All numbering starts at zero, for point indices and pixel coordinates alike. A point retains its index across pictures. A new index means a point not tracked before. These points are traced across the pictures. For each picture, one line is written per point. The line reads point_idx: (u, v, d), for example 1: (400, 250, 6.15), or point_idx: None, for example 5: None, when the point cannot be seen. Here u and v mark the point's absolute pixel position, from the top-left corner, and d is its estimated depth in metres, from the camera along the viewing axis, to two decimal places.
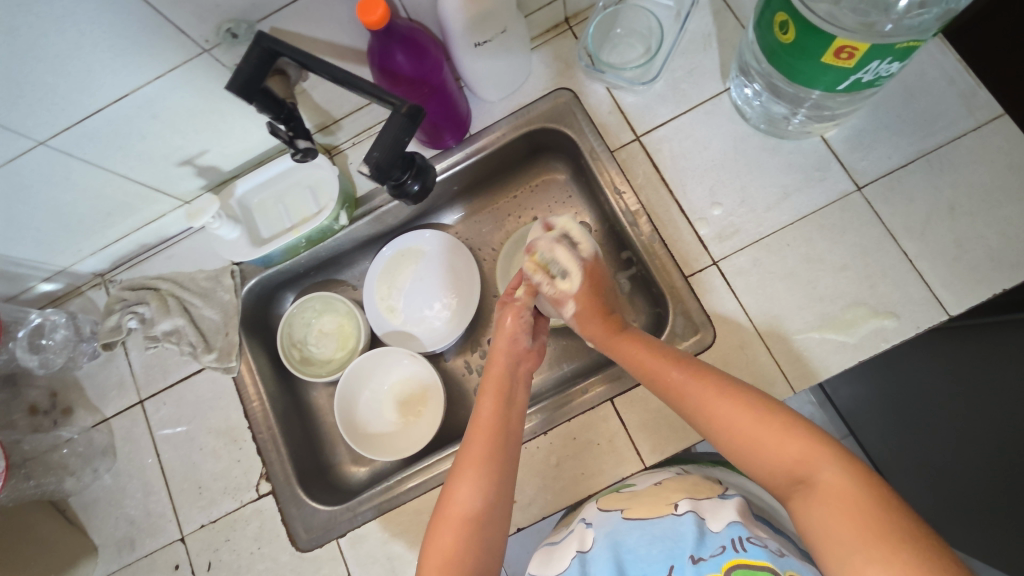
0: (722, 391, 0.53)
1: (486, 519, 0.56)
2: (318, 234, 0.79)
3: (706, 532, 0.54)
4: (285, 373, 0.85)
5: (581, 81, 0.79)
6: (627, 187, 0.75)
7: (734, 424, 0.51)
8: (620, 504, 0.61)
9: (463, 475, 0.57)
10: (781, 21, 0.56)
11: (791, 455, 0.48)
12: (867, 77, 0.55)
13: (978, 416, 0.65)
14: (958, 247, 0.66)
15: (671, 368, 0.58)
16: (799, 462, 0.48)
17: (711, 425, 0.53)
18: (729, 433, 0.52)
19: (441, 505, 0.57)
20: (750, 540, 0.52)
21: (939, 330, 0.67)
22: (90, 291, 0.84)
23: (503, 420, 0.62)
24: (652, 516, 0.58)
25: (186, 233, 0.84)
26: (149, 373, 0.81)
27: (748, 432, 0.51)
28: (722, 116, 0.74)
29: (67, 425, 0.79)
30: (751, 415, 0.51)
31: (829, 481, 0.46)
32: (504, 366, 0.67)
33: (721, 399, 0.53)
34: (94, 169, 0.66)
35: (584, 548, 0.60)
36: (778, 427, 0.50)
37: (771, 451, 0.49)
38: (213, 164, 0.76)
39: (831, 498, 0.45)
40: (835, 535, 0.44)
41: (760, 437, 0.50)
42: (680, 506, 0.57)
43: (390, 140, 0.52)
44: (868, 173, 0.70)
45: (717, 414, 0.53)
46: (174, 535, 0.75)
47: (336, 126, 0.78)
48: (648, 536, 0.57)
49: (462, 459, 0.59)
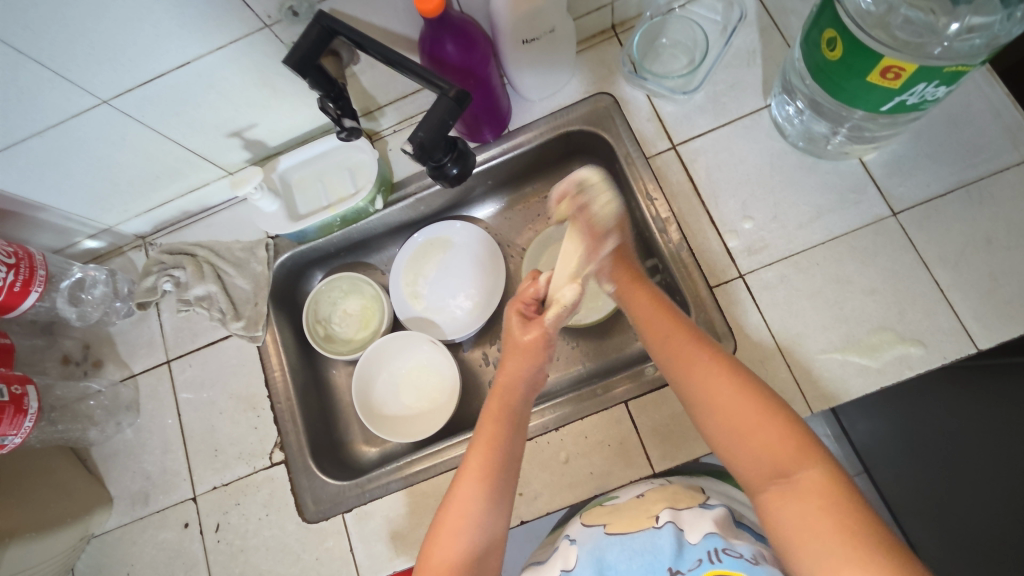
0: (726, 379, 0.53)
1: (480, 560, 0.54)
2: (353, 214, 0.81)
3: (684, 543, 0.54)
4: (307, 348, 0.87)
5: (622, 87, 0.80)
6: (659, 194, 0.75)
7: (736, 414, 0.51)
8: (602, 518, 0.60)
9: (452, 515, 0.55)
10: (829, 37, 0.56)
11: (779, 449, 0.48)
12: (912, 100, 0.55)
13: (981, 455, 0.62)
14: (994, 279, 0.65)
15: (681, 349, 0.57)
16: (784, 460, 0.48)
17: (710, 410, 0.53)
18: (725, 423, 0.52)
19: (430, 542, 0.55)
20: (726, 551, 0.51)
21: (948, 372, 0.66)
22: (131, 252, 0.88)
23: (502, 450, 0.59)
24: (632, 531, 0.57)
25: (227, 204, 0.87)
26: (178, 335, 0.84)
27: (746, 426, 0.50)
28: (761, 132, 0.75)
29: (96, 377, 0.82)
30: (750, 405, 0.51)
31: (810, 480, 0.46)
32: (513, 391, 0.63)
33: (722, 388, 0.53)
34: (148, 132, 0.69)
35: (567, 566, 0.58)
36: (778, 422, 0.49)
37: (757, 448, 0.49)
38: (260, 138, 0.78)
39: (806, 494, 0.46)
40: (810, 530, 0.44)
41: (751, 430, 0.50)
42: (660, 518, 0.57)
43: (437, 121, 0.54)
44: (905, 200, 0.69)
45: (719, 402, 0.52)
46: (187, 494, 0.77)
47: (380, 113, 0.80)
48: (627, 551, 0.56)
49: (455, 493, 0.57)
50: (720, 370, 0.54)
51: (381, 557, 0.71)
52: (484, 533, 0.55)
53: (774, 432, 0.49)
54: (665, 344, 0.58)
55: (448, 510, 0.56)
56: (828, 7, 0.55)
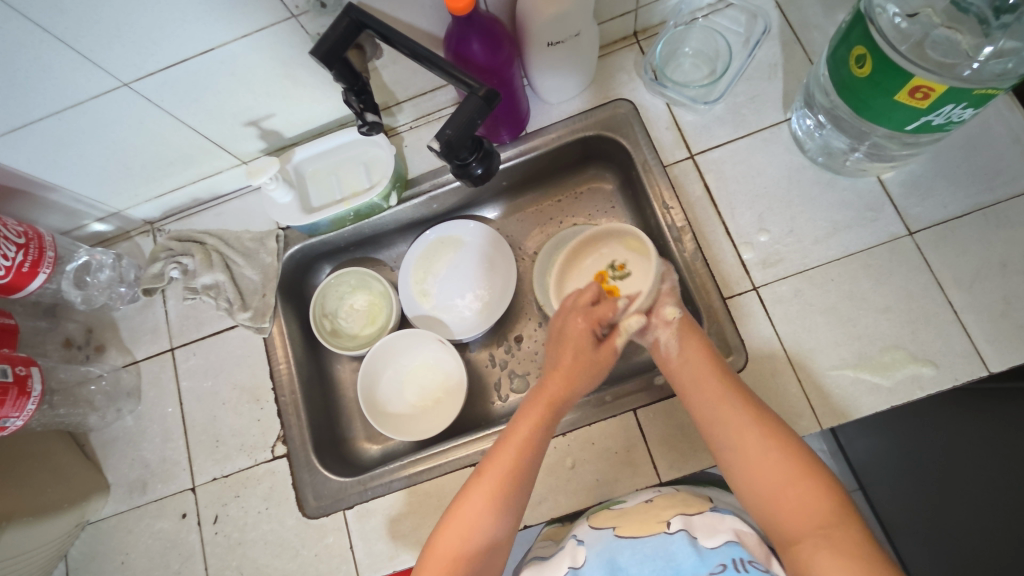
0: (764, 436, 0.54)
1: (487, 554, 0.55)
2: (367, 209, 0.80)
3: (702, 550, 0.53)
4: (313, 342, 0.86)
5: (642, 94, 0.80)
6: (676, 203, 0.75)
7: (769, 471, 0.52)
8: (611, 521, 0.60)
9: (464, 509, 0.56)
10: (859, 54, 0.56)
11: (811, 508, 0.49)
12: (938, 120, 0.56)
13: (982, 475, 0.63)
14: (1007, 303, 0.65)
15: (719, 398, 0.57)
16: (818, 518, 0.49)
17: (743, 464, 0.54)
18: (759, 479, 0.52)
19: (442, 527, 0.56)
20: (750, 562, 0.50)
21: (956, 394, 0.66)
22: (138, 237, 0.87)
23: (527, 454, 0.58)
24: (642, 535, 0.56)
25: (239, 193, 0.86)
26: (183, 323, 0.83)
27: (776, 484, 0.52)
28: (779, 145, 0.75)
29: (98, 362, 0.81)
30: (788, 464, 0.52)
31: (840, 535, 0.47)
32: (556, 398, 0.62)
33: (762, 444, 0.53)
34: (165, 117, 0.69)
35: (575, 564, 0.58)
36: (813, 483, 0.50)
37: (790, 505, 0.50)
38: (276, 128, 0.78)
39: (840, 548, 0.46)
40: None
41: (786, 489, 0.51)
42: (672, 524, 0.56)
43: (464, 119, 0.54)
44: (922, 220, 0.69)
45: (753, 458, 0.53)
46: (186, 484, 0.76)
47: (398, 108, 0.80)
48: (638, 555, 0.55)
49: (472, 488, 0.57)
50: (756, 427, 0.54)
51: (382, 556, 0.70)
52: (496, 527, 0.55)
53: (811, 492, 0.50)
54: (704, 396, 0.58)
55: (462, 500, 0.56)
56: (859, 24, 0.55)
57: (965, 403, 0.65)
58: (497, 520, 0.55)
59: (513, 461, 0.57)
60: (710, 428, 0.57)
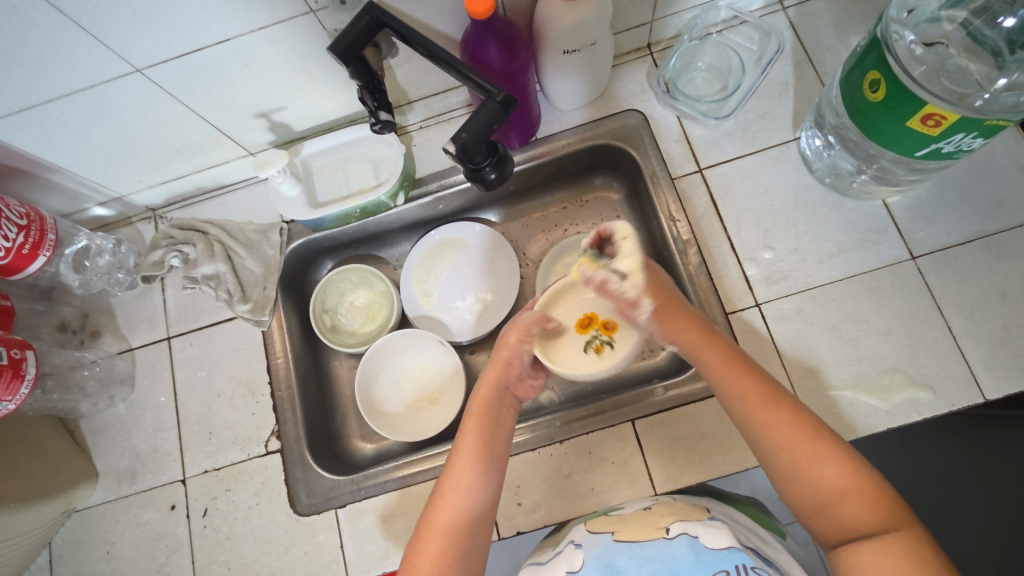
0: (802, 435, 0.52)
1: (473, 532, 0.55)
2: (373, 207, 0.80)
3: (700, 550, 0.53)
4: (311, 337, 0.86)
5: (654, 106, 0.80)
6: (682, 216, 0.75)
7: (813, 473, 0.51)
8: (609, 526, 0.60)
9: (447, 486, 0.57)
10: (872, 79, 0.57)
11: (861, 510, 0.48)
12: (947, 148, 0.56)
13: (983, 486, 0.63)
14: (1006, 331, 0.66)
15: (756, 398, 0.55)
16: (868, 520, 0.48)
17: (785, 469, 0.52)
18: (805, 479, 0.51)
19: (427, 517, 0.55)
20: (754, 568, 0.50)
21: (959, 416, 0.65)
22: (140, 223, 0.86)
23: (490, 433, 0.61)
24: (641, 539, 0.56)
25: (244, 183, 0.86)
26: (181, 313, 0.82)
27: (819, 485, 0.50)
28: (788, 164, 0.75)
29: (93, 348, 0.80)
30: (829, 462, 0.50)
31: (892, 536, 0.46)
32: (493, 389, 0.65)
33: (806, 439, 0.52)
34: (176, 104, 0.68)
35: (572, 569, 0.57)
36: (857, 483, 0.49)
37: (838, 502, 0.49)
38: (286, 121, 0.77)
39: (893, 548, 0.46)
40: None
41: (834, 488, 0.50)
42: (671, 530, 0.56)
43: (481, 123, 0.53)
44: (925, 245, 0.70)
45: (795, 460, 0.52)
46: (176, 475, 0.76)
47: (409, 107, 0.80)
48: (637, 558, 0.55)
49: (445, 476, 0.58)
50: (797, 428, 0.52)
51: (372, 556, 0.69)
52: (479, 503, 0.56)
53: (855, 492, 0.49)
54: (740, 396, 0.56)
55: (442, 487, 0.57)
56: (875, 50, 0.56)
57: (964, 432, 0.65)
58: (476, 497, 0.56)
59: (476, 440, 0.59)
60: (743, 420, 0.55)
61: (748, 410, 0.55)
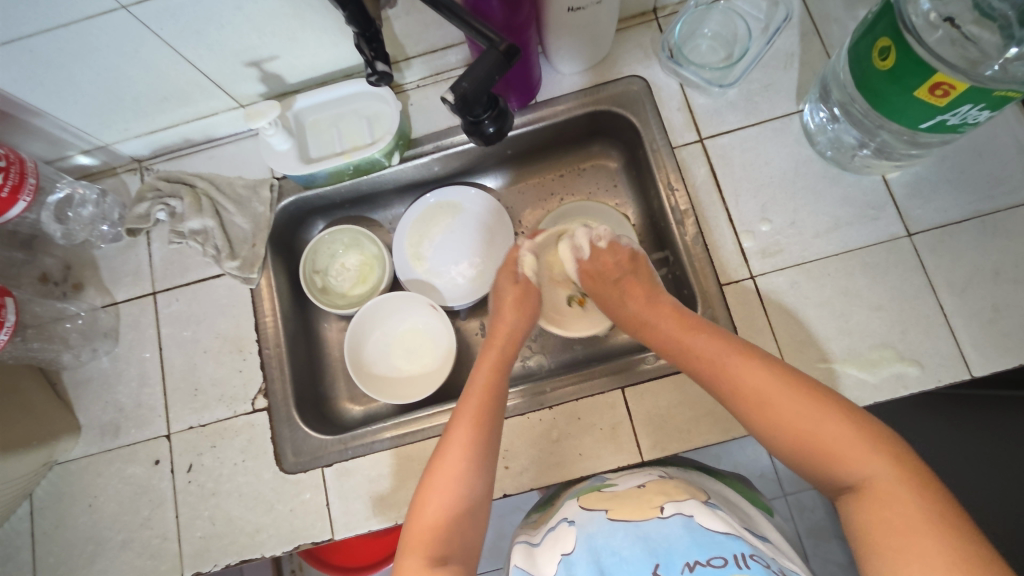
0: (768, 383, 0.52)
1: (469, 515, 0.53)
2: (367, 165, 0.78)
3: (695, 533, 0.51)
4: (301, 297, 0.85)
5: (657, 72, 0.79)
6: (681, 185, 0.75)
7: (788, 421, 0.50)
8: (603, 504, 0.60)
9: (449, 462, 0.55)
10: (882, 46, 0.55)
11: (843, 452, 0.47)
12: (953, 120, 0.55)
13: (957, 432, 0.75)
14: (996, 310, 0.66)
15: (719, 358, 0.56)
16: (853, 464, 0.46)
17: (764, 426, 0.52)
18: (785, 433, 0.50)
19: (419, 498, 0.54)
20: (753, 558, 0.47)
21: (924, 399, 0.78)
22: (125, 174, 0.84)
23: (494, 393, 0.61)
24: (637, 519, 0.55)
25: (234, 137, 0.83)
26: (167, 268, 0.80)
27: (798, 431, 0.49)
28: (789, 136, 0.74)
29: (76, 300, 0.79)
30: (798, 405, 0.50)
31: (880, 477, 0.45)
32: (502, 346, 0.67)
33: (769, 391, 0.52)
34: (164, 48, 0.65)
35: (567, 551, 0.56)
36: (836, 426, 0.48)
37: (821, 451, 0.48)
38: (278, 72, 0.75)
39: (883, 495, 0.44)
40: (887, 528, 0.42)
41: (813, 433, 0.49)
42: (665, 510, 0.55)
43: (482, 74, 0.52)
44: (922, 222, 0.70)
45: (768, 415, 0.51)
46: (161, 431, 0.75)
47: (407, 64, 0.78)
48: (632, 536, 0.54)
49: (446, 450, 0.56)
50: (769, 384, 0.52)
51: (358, 515, 0.69)
52: (475, 490, 0.54)
53: (834, 432, 0.48)
54: (703, 357, 0.57)
55: (438, 463, 0.56)
56: (885, 16, 0.54)
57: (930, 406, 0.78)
58: (475, 477, 0.55)
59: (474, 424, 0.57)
60: (713, 384, 0.56)
61: (718, 368, 0.56)
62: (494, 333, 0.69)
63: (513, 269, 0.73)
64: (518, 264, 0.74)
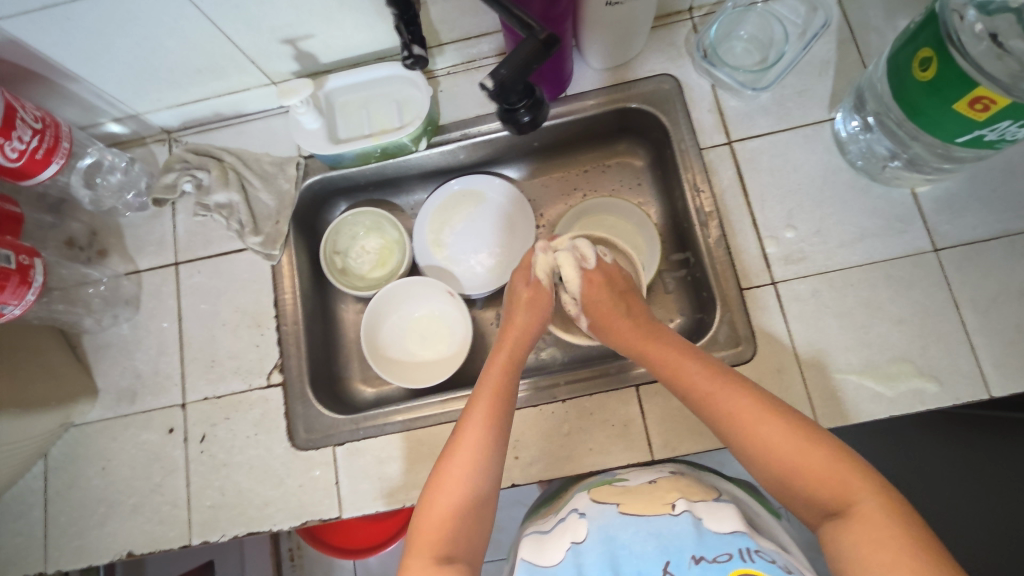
0: (757, 410, 0.52)
1: (478, 510, 0.54)
2: (394, 149, 0.78)
3: (705, 534, 0.51)
4: (320, 277, 0.85)
5: (689, 72, 0.78)
6: (707, 187, 0.75)
7: (778, 448, 0.50)
8: (614, 498, 0.60)
9: (455, 462, 0.55)
10: (924, 57, 0.55)
11: (830, 481, 0.47)
12: (990, 136, 0.55)
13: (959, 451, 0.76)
14: (1019, 331, 0.65)
15: (710, 384, 0.56)
16: (839, 492, 0.46)
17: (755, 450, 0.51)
18: (771, 458, 0.50)
19: (428, 496, 0.54)
20: (758, 553, 0.48)
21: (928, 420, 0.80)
22: (154, 144, 0.84)
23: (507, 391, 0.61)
24: (648, 514, 0.56)
25: (263, 114, 0.84)
26: (191, 240, 0.81)
27: (783, 458, 0.49)
28: (819, 144, 0.74)
29: (100, 266, 0.79)
30: (788, 432, 0.50)
31: (866, 507, 0.44)
32: (513, 345, 0.66)
33: (758, 416, 0.52)
34: (203, 20, 0.66)
35: (577, 539, 0.56)
36: (823, 454, 0.48)
37: (808, 481, 0.48)
38: (312, 51, 0.75)
39: (870, 525, 0.43)
40: (873, 558, 0.42)
41: (801, 460, 0.48)
42: (677, 506, 0.55)
43: (519, 61, 0.52)
44: (948, 238, 0.69)
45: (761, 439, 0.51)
46: (176, 400, 0.76)
47: (440, 49, 0.78)
48: (643, 532, 0.54)
49: (455, 448, 0.56)
50: (761, 411, 0.52)
51: (366, 495, 0.70)
52: (483, 487, 0.55)
53: (818, 460, 0.48)
54: (693, 381, 0.57)
55: (447, 459, 0.56)
56: (930, 25, 0.54)
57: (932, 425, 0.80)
58: (484, 475, 0.55)
59: (486, 426, 0.57)
60: (701, 408, 0.56)
61: (707, 393, 0.55)
62: (506, 332, 0.68)
63: (528, 272, 0.71)
64: (531, 267, 0.71)
